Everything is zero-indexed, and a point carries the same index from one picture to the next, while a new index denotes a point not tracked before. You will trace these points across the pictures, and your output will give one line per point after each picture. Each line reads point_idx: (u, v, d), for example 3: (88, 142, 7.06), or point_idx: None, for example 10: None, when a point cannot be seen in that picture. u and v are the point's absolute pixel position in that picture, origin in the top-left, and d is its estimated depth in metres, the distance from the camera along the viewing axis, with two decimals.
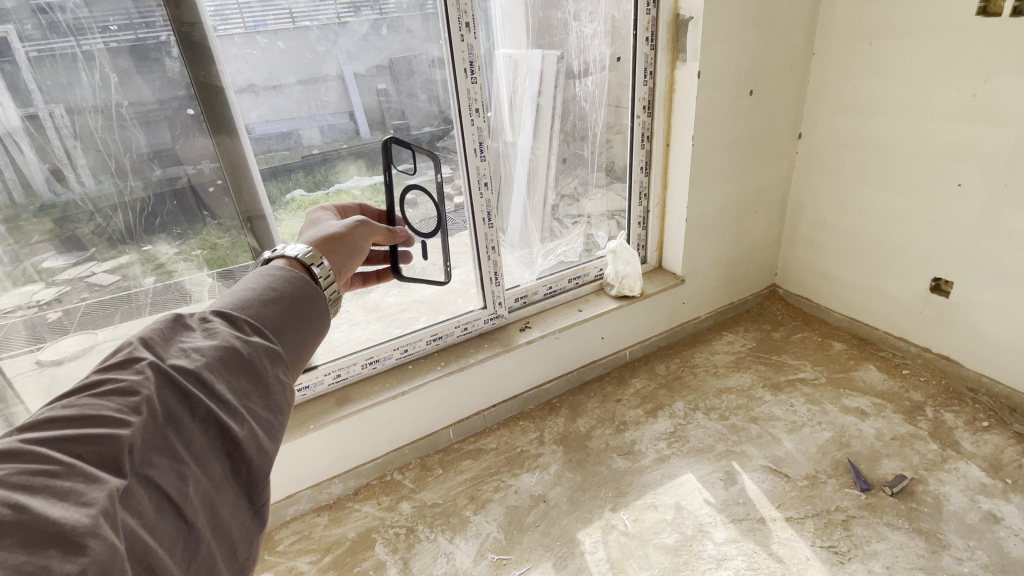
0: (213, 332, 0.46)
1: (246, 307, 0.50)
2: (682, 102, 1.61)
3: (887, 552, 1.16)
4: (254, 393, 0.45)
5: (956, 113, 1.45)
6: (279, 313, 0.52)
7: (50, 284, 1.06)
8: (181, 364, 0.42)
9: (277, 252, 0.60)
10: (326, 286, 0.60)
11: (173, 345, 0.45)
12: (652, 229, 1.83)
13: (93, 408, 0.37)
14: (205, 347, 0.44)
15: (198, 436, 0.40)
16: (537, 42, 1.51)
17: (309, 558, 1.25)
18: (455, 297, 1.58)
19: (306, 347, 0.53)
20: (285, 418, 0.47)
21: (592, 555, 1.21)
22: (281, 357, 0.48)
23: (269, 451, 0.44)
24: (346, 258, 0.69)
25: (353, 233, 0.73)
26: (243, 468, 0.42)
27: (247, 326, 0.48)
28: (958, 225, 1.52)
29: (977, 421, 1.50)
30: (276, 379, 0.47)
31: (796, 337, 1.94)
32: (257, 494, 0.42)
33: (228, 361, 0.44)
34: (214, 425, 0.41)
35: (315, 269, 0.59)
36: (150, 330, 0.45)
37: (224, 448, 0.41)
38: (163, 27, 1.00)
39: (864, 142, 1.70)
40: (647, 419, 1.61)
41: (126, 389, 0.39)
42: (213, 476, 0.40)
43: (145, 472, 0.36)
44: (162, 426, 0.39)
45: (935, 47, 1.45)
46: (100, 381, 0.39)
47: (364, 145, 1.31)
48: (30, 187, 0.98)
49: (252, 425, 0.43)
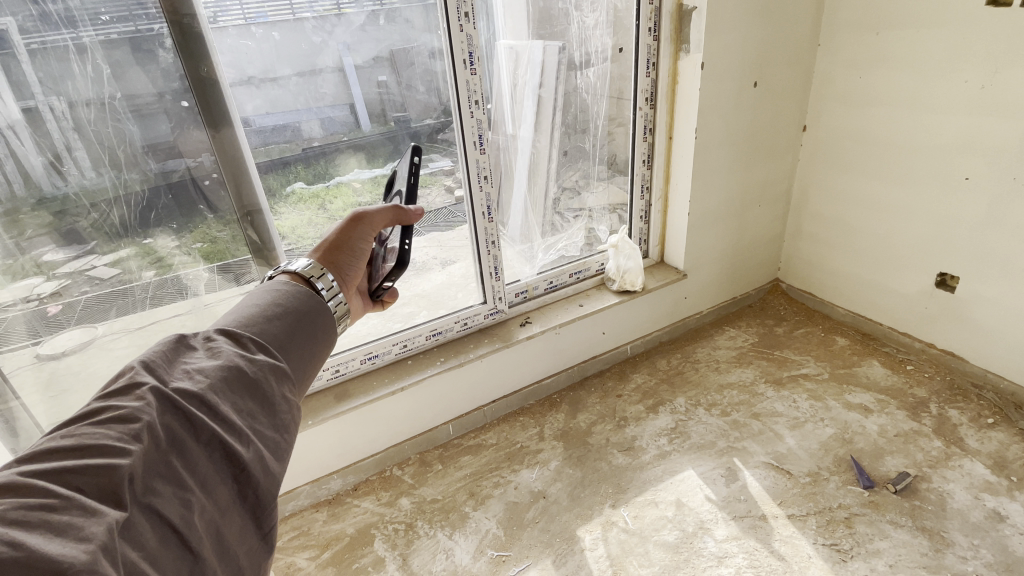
0: (218, 352, 0.48)
1: (251, 324, 0.53)
2: (686, 94, 1.59)
3: (890, 550, 1.15)
4: (260, 413, 0.46)
5: (963, 107, 1.42)
6: (284, 329, 0.54)
7: (50, 278, 1.05)
8: (185, 387, 0.43)
9: (280, 270, 0.64)
10: (329, 298, 0.63)
11: (176, 368, 0.46)
12: (654, 224, 1.82)
13: (94, 437, 0.38)
14: (209, 368, 0.46)
15: (202, 459, 0.40)
16: (538, 32, 1.49)
17: (308, 553, 1.25)
18: (455, 292, 1.57)
19: (310, 363, 0.56)
20: (290, 438, 0.48)
21: (592, 552, 1.20)
22: (286, 375, 0.50)
23: (275, 473, 0.44)
24: (352, 263, 0.73)
25: (350, 234, 0.75)
26: (249, 491, 0.42)
27: (251, 344, 0.50)
28: (965, 221, 1.50)
29: (982, 418, 1.48)
30: (282, 397, 0.49)
31: (799, 333, 1.93)
32: (263, 516, 0.43)
33: (232, 381, 0.46)
34: (219, 448, 0.42)
35: (315, 282, 0.62)
36: (152, 353, 0.46)
37: (230, 471, 0.41)
38: (157, 18, 0.98)
39: (869, 137, 1.67)
40: (649, 414, 1.60)
41: (128, 416, 0.39)
42: (219, 501, 0.40)
43: (147, 500, 0.36)
44: (165, 451, 0.39)
45: (942, 39, 1.42)
46: (103, 408, 0.40)
47: (363, 138, 1.30)
48: (30, 178, 0.97)
49: (258, 446, 0.43)
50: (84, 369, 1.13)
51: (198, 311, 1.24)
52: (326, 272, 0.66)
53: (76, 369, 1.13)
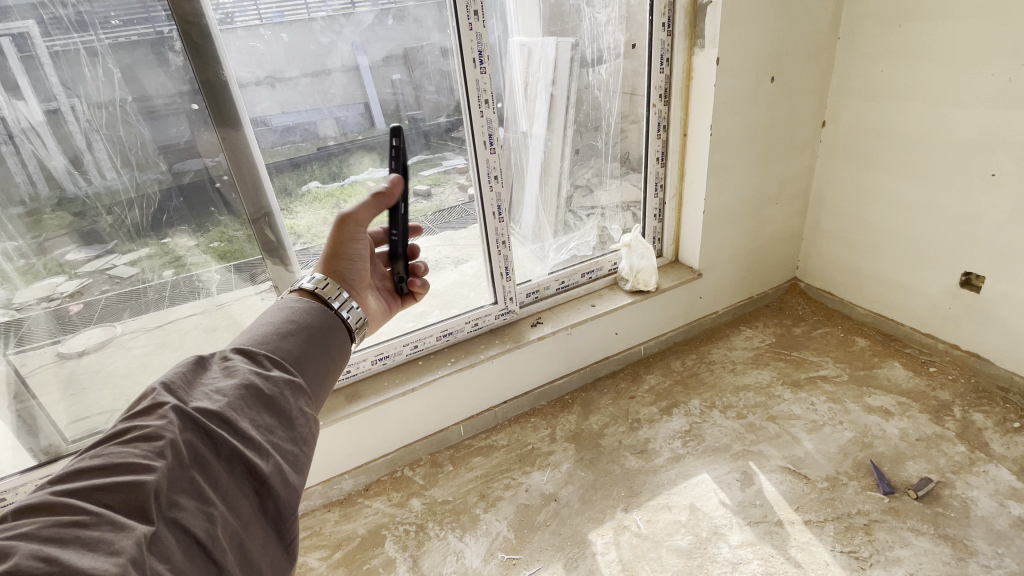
0: (234, 370, 0.48)
1: (266, 342, 0.53)
2: (700, 90, 1.56)
3: (911, 558, 1.12)
4: (279, 427, 0.46)
5: (991, 99, 1.37)
6: (298, 346, 0.54)
7: (72, 276, 1.08)
8: (204, 406, 0.43)
9: (293, 285, 0.63)
10: (344, 310, 0.62)
11: (195, 388, 0.46)
12: (668, 222, 1.79)
13: (120, 456, 0.38)
14: (227, 387, 0.46)
15: (223, 475, 0.40)
16: (549, 29, 1.45)
17: (319, 554, 1.26)
18: (467, 291, 1.55)
19: (326, 377, 0.56)
20: (309, 450, 0.48)
21: (604, 556, 1.19)
22: (302, 389, 0.50)
23: (296, 484, 0.44)
24: (353, 266, 0.75)
25: (343, 235, 0.74)
26: (270, 504, 0.42)
27: (267, 361, 0.50)
28: (994, 217, 1.44)
29: (1009, 422, 1.43)
30: (299, 411, 0.48)
31: (817, 333, 1.89)
32: (286, 528, 0.42)
33: (249, 399, 0.46)
34: (239, 463, 0.42)
35: (328, 298, 0.61)
36: (171, 375, 0.46)
37: (251, 485, 0.41)
38: (164, 21, 0.98)
39: (892, 132, 1.62)
40: (662, 417, 1.58)
41: (151, 434, 0.39)
42: (241, 515, 0.40)
43: (172, 515, 0.36)
44: (187, 468, 0.39)
45: (969, 30, 1.37)
46: (127, 428, 0.40)
47: (376, 137, 1.29)
48: (53, 177, 0.99)
49: (277, 459, 0.43)
50: (103, 368, 1.15)
51: (213, 311, 1.25)
52: (338, 285, 0.65)
53: (95, 368, 1.15)
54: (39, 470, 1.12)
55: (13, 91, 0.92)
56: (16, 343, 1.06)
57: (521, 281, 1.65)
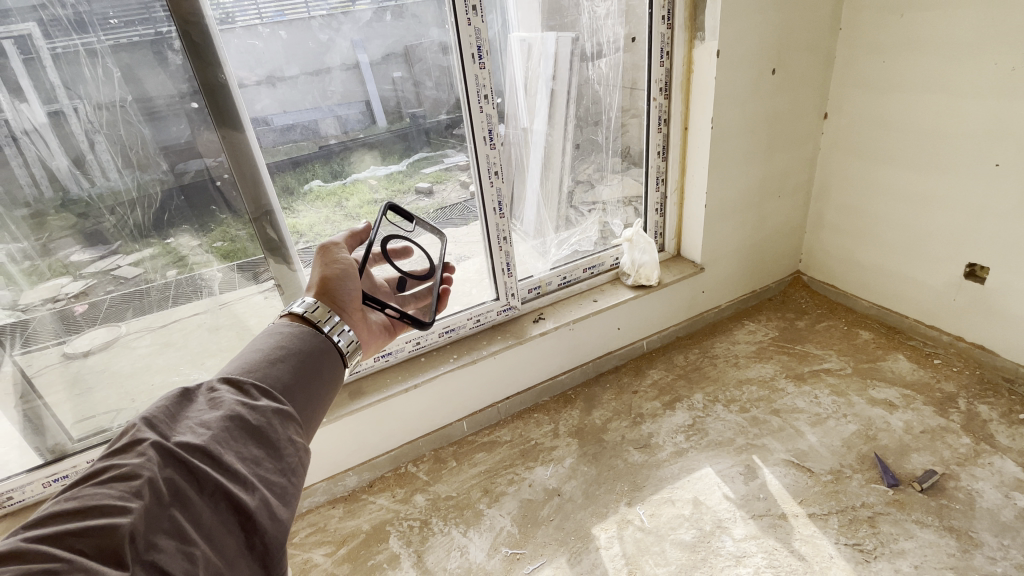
0: (219, 402, 0.48)
1: (255, 370, 0.53)
2: (701, 84, 1.55)
3: (915, 550, 1.12)
4: (265, 459, 0.46)
5: (993, 90, 1.36)
6: (288, 372, 0.54)
7: (77, 277, 1.08)
8: (187, 441, 0.43)
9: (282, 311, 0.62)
10: (335, 334, 0.61)
11: (179, 422, 0.46)
12: (670, 217, 1.78)
13: (95, 498, 0.37)
14: (212, 419, 0.46)
15: (206, 512, 0.40)
16: (549, 24, 1.46)
17: (323, 550, 1.26)
18: (469, 288, 1.56)
19: (317, 403, 0.55)
20: (299, 481, 0.47)
21: (607, 550, 1.19)
22: (291, 417, 0.50)
23: (283, 518, 0.44)
24: (345, 287, 0.71)
25: (330, 263, 0.73)
26: (257, 540, 0.41)
27: (254, 390, 0.50)
28: (998, 207, 1.43)
29: (1015, 412, 1.43)
30: (289, 440, 0.48)
31: (821, 326, 1.88)
32: (273, 564, 0.42)
33: (235, 431, 0.46)
34: (223, 499, 0.41)
35: (319, 321, 0.61)
36: (155, 409, 0.46)
37: (236, 520, 0.41)
38: (163, 19, 0.98)
39: (894, 124, 1.61)
40: (665, 411, 1.58)
41: (129, 473, 0.39)
42: (225, 553, 0.39)
43: (150, 557, 0.36)
44: (167, 506, 0.39)
45: (971, 19, 1.36)
46: (105, 468, 0.40)
47: (378, 135, 1.31)
48: (56, 179, 1.00)
49: (263, 492, 0.43)
50: (107, 366, 1.16)
51: (216, 310, 1.25)
52: (331, 310, 0.65)
53: (100, 367, 1.16)
54: (47, 469, 1.14)
55: (15, 93, 0.92)
56: (22, 343, 1.07)
57: (523, 277, 1.64)
